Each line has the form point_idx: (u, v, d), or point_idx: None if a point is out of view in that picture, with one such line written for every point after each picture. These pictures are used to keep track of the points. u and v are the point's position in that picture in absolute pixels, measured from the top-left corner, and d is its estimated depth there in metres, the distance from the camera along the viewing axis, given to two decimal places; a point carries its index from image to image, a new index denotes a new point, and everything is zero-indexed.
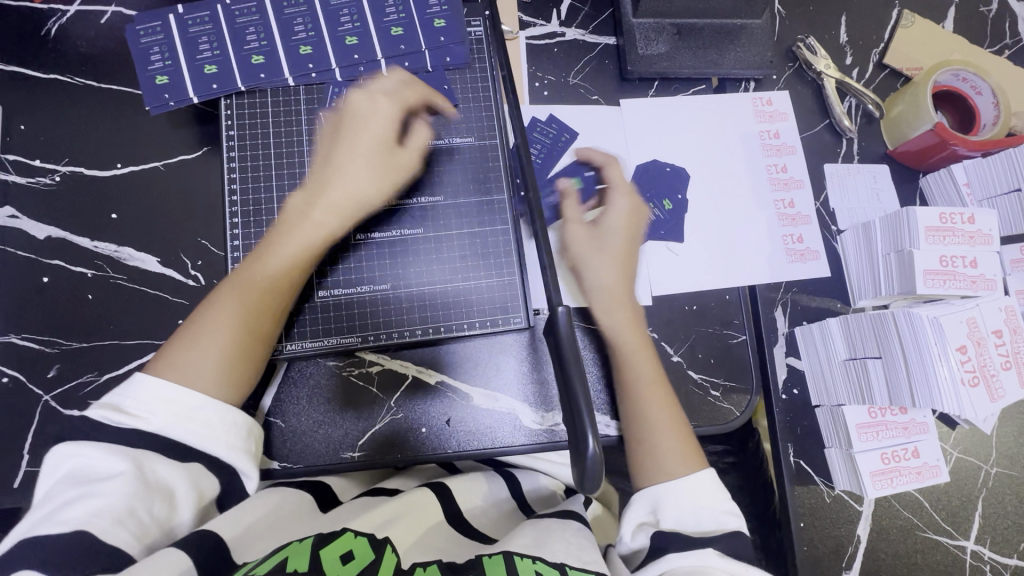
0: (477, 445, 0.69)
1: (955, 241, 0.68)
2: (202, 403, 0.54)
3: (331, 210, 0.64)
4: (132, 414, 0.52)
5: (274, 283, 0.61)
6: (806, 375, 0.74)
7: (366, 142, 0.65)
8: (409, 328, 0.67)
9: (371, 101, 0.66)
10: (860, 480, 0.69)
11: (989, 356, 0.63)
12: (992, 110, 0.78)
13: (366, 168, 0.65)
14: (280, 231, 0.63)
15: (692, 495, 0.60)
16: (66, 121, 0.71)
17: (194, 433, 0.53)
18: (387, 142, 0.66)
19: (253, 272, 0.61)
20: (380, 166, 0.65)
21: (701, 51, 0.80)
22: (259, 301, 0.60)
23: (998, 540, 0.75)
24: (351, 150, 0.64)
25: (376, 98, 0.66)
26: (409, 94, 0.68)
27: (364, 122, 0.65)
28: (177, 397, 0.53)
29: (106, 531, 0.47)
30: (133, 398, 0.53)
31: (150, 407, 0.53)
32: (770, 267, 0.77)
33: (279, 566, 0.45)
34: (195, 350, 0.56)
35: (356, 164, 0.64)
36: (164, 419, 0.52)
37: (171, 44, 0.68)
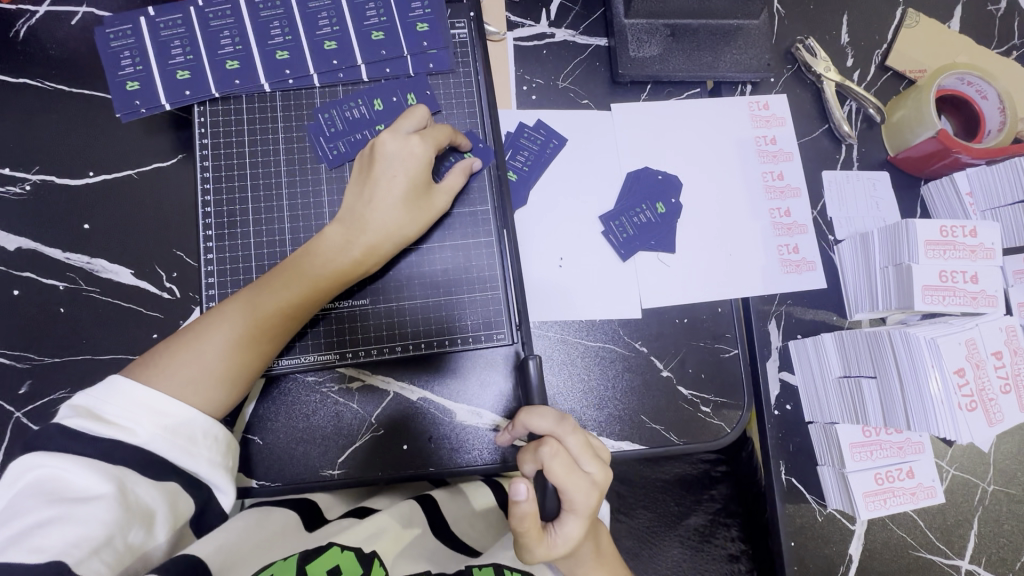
0: (462, 462, 0.68)
1: (955, 256, 0.65)
2: (191, 416, 0.52)
3: (360, 252, 0.60)
4: (113, 423, 0.49)
5: (288, 313, 0.59)
6: (799, 391, 0.73)
7: (397, 185, 0.60)
8: (395, 347, 0.65)
9: (405, 144, 0.61)
10: (853, 501, 0.67)
11: (987, 380, 0.60)
12: (997, 116, 0.75)
13: (399, 210, 0.61)
14: (298, 266, 0.59)
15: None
16: (36, 128, 0.68)
17: (178, 448, 0.50)
18: (421, 180, 0.61)
19: (268, 303, 0.58)
20: (413, 207, 0.62)
21: (696, 53, 0.76)
22: (275, 330, 0.58)
23: (994, 560, 0.74)
24: (383, 196, 0.60)
25: (415, 140, 0.61)
26: (441, 135, 0.62)
27: (409, 165, 0.61)
28: (171, 410, 0.51)
29: (81, 561, 0.43)
30: (114, 405, 0.50)
31: (135, 415, 0.50)
32: (764, 279, 0.74)
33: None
34: (205, 369, 0.55)
35: (392, 205, 0.61)
36: (144, 438, 0.50)
37: (143, 49, 0.65)
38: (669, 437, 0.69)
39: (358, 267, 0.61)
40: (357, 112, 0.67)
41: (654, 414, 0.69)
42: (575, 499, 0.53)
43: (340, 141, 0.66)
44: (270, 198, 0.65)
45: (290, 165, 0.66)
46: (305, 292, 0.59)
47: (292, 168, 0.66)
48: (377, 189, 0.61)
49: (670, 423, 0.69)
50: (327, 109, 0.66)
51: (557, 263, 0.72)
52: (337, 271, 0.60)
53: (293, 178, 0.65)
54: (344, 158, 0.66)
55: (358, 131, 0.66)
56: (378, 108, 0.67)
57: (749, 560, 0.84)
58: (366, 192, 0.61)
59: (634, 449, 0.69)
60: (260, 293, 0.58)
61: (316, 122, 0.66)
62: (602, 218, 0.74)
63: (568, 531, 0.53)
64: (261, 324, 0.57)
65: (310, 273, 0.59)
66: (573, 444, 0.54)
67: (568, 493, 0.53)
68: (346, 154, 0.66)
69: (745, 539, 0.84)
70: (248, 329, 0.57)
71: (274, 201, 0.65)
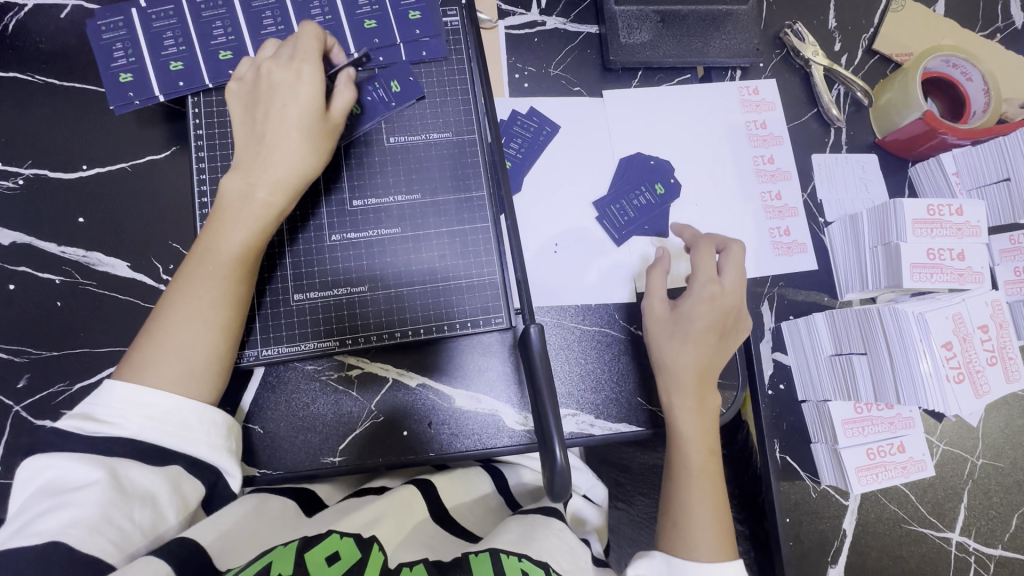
0: (461, 446, 0.68)
1: (942, 234, 0.67)
2: (176, 403, 0.52)
3: (269, 188, 0.59)
4: (103, 421, 0.50)
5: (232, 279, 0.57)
6: (792, 371, 0.74)
7: (292, 116, 0.59)
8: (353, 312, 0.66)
9: (288, 72, 0.59)
10: (846, 476, 0.69)
11: (974, 353, 0.62)
12: (982, 97, 0.76)
13: (298, 140, 0.59)
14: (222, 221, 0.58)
15: None
16: (28, 122, 0.68)
17: (173, 435, 0.51)
18: (317, 112, 0.60)
19: (200, 268, 0.56)
20: (311, 135, 0.60)
21: (686, 39, 0.77)
22: (218, 296, 0.56)
23: (984, 532, 0.75)
24: (279, 129, 0.59)
25: (293, 71, 0.59)
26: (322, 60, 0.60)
27: (299, 94, 0.59)
28: (156, 400, 0.51)
29: (82, 541, 0.44)
30: (105, 405, 0.51)
31: (124, 413, 0.50)
32: (756, 261, 0.75)
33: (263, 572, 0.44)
34: (166, 355, 0.53)
35: (289, 138, 0.59)
36: (139, 424, 0.50)
37: (135, 40, 0.65)
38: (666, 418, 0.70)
39: (275, 206, 0.59)
40: None
41: (652, 397, 0.70)
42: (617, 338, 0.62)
43: None
44: None
45: None
46: (248, 243, 0.58)
47: None
48: (270, 124, 0.59)
49: None
50: None
51: (552, 249, 0.73)
52: (254, 216, 0.58)
53: None
54: None
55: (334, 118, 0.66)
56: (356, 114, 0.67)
57: None
58: (260, 129, 0.60)
59: (634, 431, 0.69)
60: (191, 262, 0.57)
61: None
62: (596, 203, 0.74)
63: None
64: (201, 291, 0.56)
65: (230, 225, 0.58)
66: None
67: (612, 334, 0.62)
68: None
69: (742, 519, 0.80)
70: (190, 300, 0.55)
71: None
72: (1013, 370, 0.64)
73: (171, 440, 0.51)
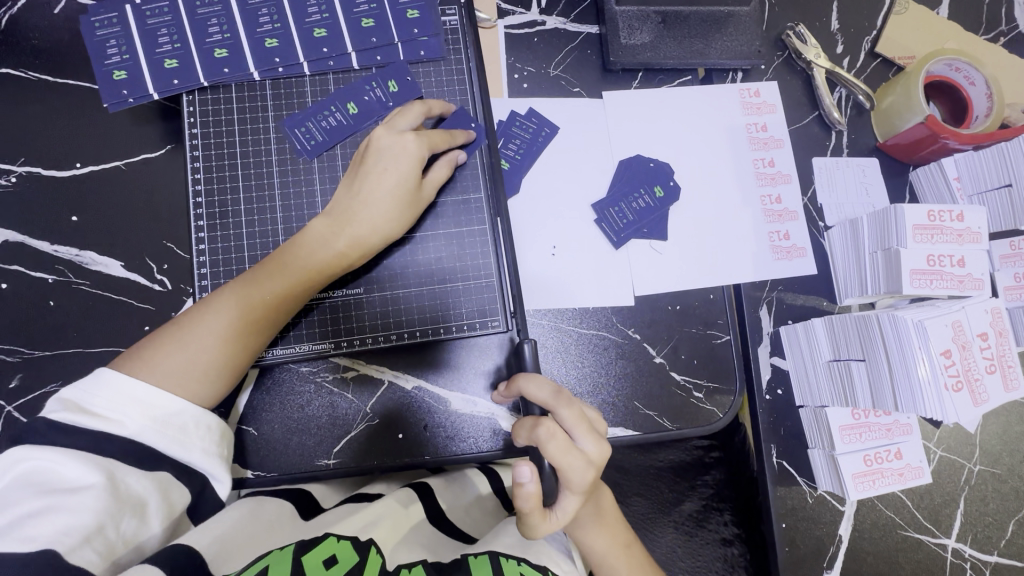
0: (457, 449, 0.68)
1: (943, 240, 0.66)
2: (180, 408, 0.52)
3: (346, 243, 0.60)
4: (99, 415, 0.49)
5: (278, 309, 0.58)
6: (790, 375, 0.74)
7: (388, 180, 0.60)
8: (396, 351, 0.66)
9: (400, 139, 0.61)
10: (842, 482, 0.68)
11: (973, 361, 0.61)
12: (985, 101, 0.76)
13: (386, 205, 0.61)
14: (287, 255, 0.59)
15: None
16: (20, 119, 0.67)
17: (167, 439, 0.50)
18: (414, 182, 0.61)
19: (252, 287, 0.58)
20: (401, 201, 0.61)
21: (688, 40, 0.76)
22: (257, 317, 0.57)
23: (980, 539, 0.75)
24: (373, 188, 0.60)
25: (410, 138, 0.61)
26: (437, 138, 0.63)
27: (401, 160, 0.60)
28: (158, 400, 0.51)
29: (72, 551, 0.44)
30: (103, 397, 0.50)
31: (124, 409, 0.50)
32: (755, 265, 0.75)
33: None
34: (186, 356, 0.54)
35: (379, 198, 0.60)
36: (141, 424, 0.50)
37: (129, 37, 0.64)
38: (662, 422, 0.70)
39: (344, 259, 0.60)
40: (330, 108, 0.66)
41: (647, 401, 0.70)
42: (573, 479, 0.53)
43: (319, 130, 0.65)
44: (261, 188, 0.64)
45: (281, 154, 0.65)
46: (304, 283, 0.59)
47: (283, 157, 0.65)
48: (366, 182, 0.61)
49: (664, 409, 0.70)
50: (311, 101, 0.66)
51: (549, 251, 0.72)
52: (322, 263, 0.59)
53: (284, 169, 0.65)
54: (322, 147, 0.65)
55: (331, 118, 0.66)
56: (353, 112, 0.66)
57: (741, 544, 0.85)
58: (355, 182, 0.61)
59: (628, 435, 0.69)
60: (245, 278, 0.58)
61: (301, 111, 0.66)
62: (594, 205, 0.74)
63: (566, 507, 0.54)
64: (244, 309, 0.57)
65: (293, 261, 0.59)
66: (567, 417, 0.54)
67: (564, 473, 0.53)
68: (325, 143, 0.65)
69: (738, 522, 0.85)
70: (227, 312, 0.56)
71: (267, 192, 0.64)
72: (1012, 378, 0.64)
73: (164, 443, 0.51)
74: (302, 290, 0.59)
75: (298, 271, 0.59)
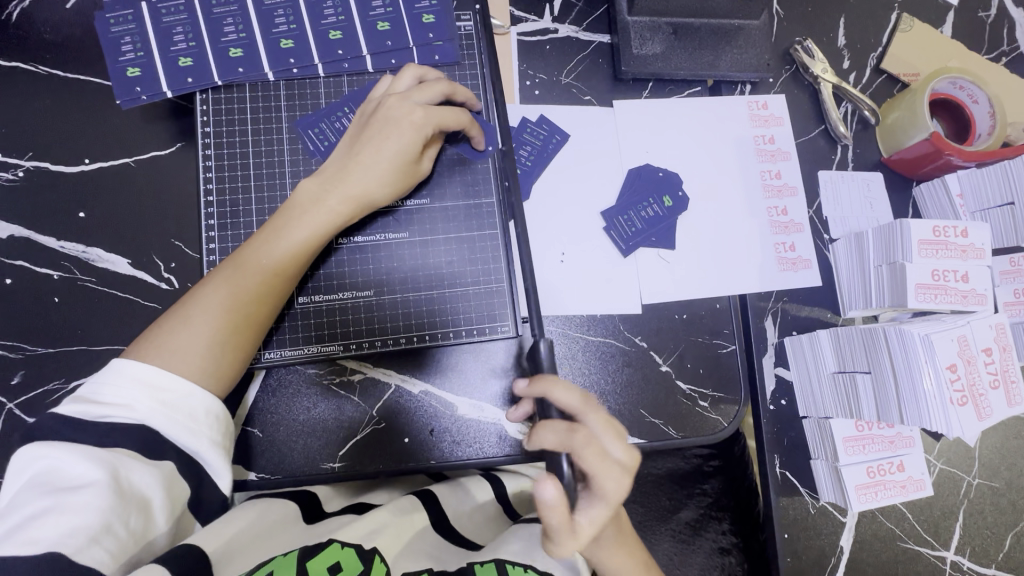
0: (462, 454, 0.68)
1: (947, 255, 0.67)
2: (187, 391, 0.51)
3: (339, 206, 0.59)
4: (109, 403, 0.49)
5: (273, 281, 0.57)
6: (793, 386, 0.74)
7: (387, 147, 0.60)
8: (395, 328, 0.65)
9: (406, 109, 0.60)
10: (846, 493, 0.69)
11: (978, 376, 0.62)
12: (988, 120, 0.77)
13: (383, 170, 0.60)
14: (280, 222, 0.59)
15: None
16: (29, 114, 0.67)
17: (179, 426, 0.50)
18: (414, 151, 0.60)
19: (246, 258, 0.57)
20: (397, 166, 0.60)
21: (698, 52, 0.77)
22: (258, 286, 0.57)
23: (978, 552, 0.76)
24: (371, 154, 0.60)
25: (418, 111, 0.60)
26: (447, 117, 0.62)
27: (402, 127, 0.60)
28: (165, 383, 0.51)
29: (79, 551, 0.43)
30: (113, 385, 0.50)
31: (131, 394, 0.49)
32: (761, 275, 0.75)
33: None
34: (192, 334, 0.53)
35: (376, 160, 0.60)
36: (148, 407, 0.49)
37: (144, 35, 0.64)
38: (667, 431, 0.70)
39: (338, 217, 0.59)
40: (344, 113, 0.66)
41: (653, 409, 0.70)
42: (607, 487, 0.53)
43: (330, 131, 0.65)
44: (273, 189, 0.64)
45: (294, 156, 0.65)
46: (298, 252, 0.58)
47: (295, 159, 0.65)
48: (366, 147, 0.60)
49: (668, 417, 0.70)
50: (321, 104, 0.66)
51: (558, 258, 0.73)
52: (316, 224, 0.59)
53: (297, 170, 0.65)
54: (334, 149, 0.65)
55: (343, 119, 0.65)
56: None
57: (739, 553, 0.83)
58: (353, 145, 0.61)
59: (634, 443, 0.69)
60: (241, 253, 0.58)
61: (312, 113, 0.66)
62: (604, 214, 0.74)
63: (592, 515, 0.52)
64: (243, 281, 0.56)
65: (289, 227, 0.58)
66: (595, 424, 0.54)
67: (595, 476, 0.52)
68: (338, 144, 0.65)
69: (737, 531, 0.84)
70: (230, 287, 0.56)
71: (278, 193, 0.64)
72: (1015, 394, 0.65)
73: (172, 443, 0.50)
74: (297, 260, 0.59)
75: (293, 237, 0.58)
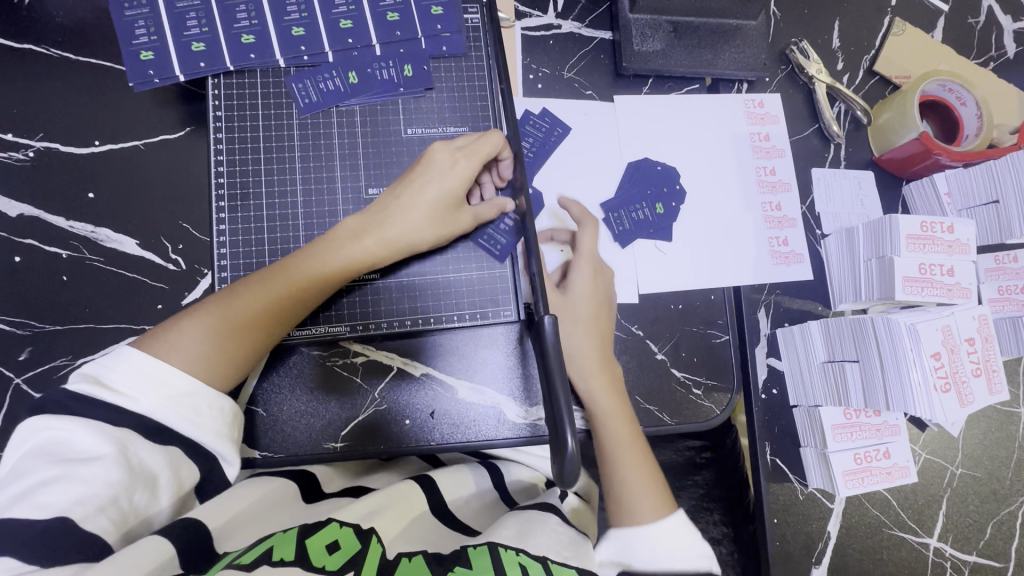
0: (463, 437, 0.69)
1: (934, 250, 0.69)
2: (193, 388, 0.52)
3: (375, 245, 0.61)
4: (117, 391, 0.50)
5: (297, 304, 0.59)
6: (785, 376, 0.76)
7: (433, 191, 0.62)
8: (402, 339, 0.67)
9: (450, 157, 0.63)
10: (833, 479, 0.71)
11: (961, 363, 0.65)
12: (975, 121, 0.80)
13: (425, 214, 0.62)
14: (308, 255, 0.60)
15: (659, 536, 0.61)
16: (40, 95, 0.68)
17: (183, 417, 0.51)
18: (457, 195, 0.63)
19: (259, 293, 0.57)
20: (439, 215, 0.63)
21: (697, 50, 0.79)
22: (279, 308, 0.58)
23: (961, 539, 0.78)
24: (412, 196, 0.62)
25: (460, 156, 0.63)
26: (492, 158, 0.64)
27: (447, 177, 0.63)
28: (173, 380, 0.51)
29: (85, 519, 0.45)
30: (121, 374, 0.50)
31: (139, 387, 0.50)
32: (753, 268, 0.77)
33: (263, 557, 0.45)
34: (212, 343, 0.54)
35: (417, 208, 0.62)
36: (155, 401, 0.50)
37: (158, 20, 0.65)
38: (662, 417, 0.72)
39: (367, 258, 0.61)
40: (334, 87, 0.67)
41: (647, 396, 0.72)
42: None
43: (312, 89, 0.67)
44: (283, 171, 0.66)
45: (304, 141, 0.66)
46: (324, 284, 0.60)
47: (305, 143, 0.66)
48: (408, 189, 0.62)
49: (663, 404, 0.72)
50: (302, 79, 0.67)
51: (558, 248, 0.74)
52: (349, 262, 0.61)
53: (306, 154, 0.66)
54: (315, 107, 0.67)
55: (328, 83, 0.67)
56: (353, 81, 0.67)
57: (730, 543, 0.82)
58: (399, 186, 0.63)
59: None
60: (261, 277, 0.59)
61: (291, 91, 0.67)
62: (603, 205, 0.76)
63: None
64: (267, 304, 0.57)
65: (321, 260, 0.60)
66: None
67: None
68: (320, 103, 0.67)
69: (727, 521, 0.83)
70: (245, 304, 0.57)
71: (288, 176, 0.66)
72: (997, 383, 0.67)
73: (184, 421, 0.51)
74: (322, 290, 0.60)
75: (327, 270, 0.60)
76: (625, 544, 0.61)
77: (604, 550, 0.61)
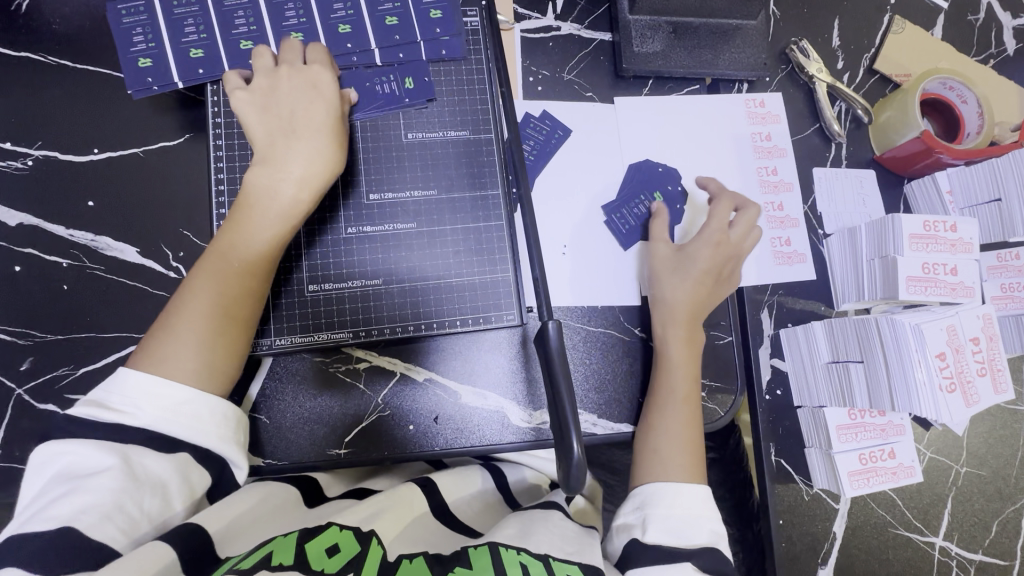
0: (467, 442, 0.69)
1: (937, 249, 0.69)
2: (188, 396, 0.51)
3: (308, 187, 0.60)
4: (114, 409, 0.49)
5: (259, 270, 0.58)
6: (789, 377, 0.76)
7: (308, 116, 0.60)
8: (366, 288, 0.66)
9: (306, 81, 0.61)
10: (839, 480, 0.71)
11: (966, 363, 0.65)
12: (976, 120, 0.80)
13: (330, 142, 0.60)
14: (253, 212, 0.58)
15: (682, 505, 0.59)
16: (38, 103, 0.67)
17: (182, 425, 0.50)
18: (330, 117, 0.61)
19: (221, 275, 0.56)
20: (337, 138, 0.61)
21: (697, 51, 0.79)
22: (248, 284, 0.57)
23: (966, 538, 0.79)
24: (284, 132, 0.60)
25: (319, 76, 0.62)
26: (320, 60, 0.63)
27: (292, 107, 0.61)
28: (168, 393, 0.50)
29: (92, 527, 0.45)
30: (118, 394, 0.50)
31: (135, 402, 0.50)
32: (757, 269, 0.77)
33: (261, 562, 0.44)
34: (192, 342, 0.53)
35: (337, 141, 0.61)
36: (152, 415, 0.50)
37: (156, 26, 0.65)
38: None
39: (302, 206, 0.59)
40: None
41: None
42: None
43: None
44: None
45: None
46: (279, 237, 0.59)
47: None
48: (277, 125, 0.60)
49: None
50: None
51: (560, 251, 0.74)
52: (290, 204, 0.59)
53: None
54: None
55: None
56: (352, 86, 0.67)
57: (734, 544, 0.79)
58: (286, 124, 0.60)
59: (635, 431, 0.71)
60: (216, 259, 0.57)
61: None
62: (603, 207, 0.76)
63: None
64: (226, 282, 0.56)
65: (265, 215, 0.58)
66: None
67: None
68: None
69: (732, 522, 0.80)
70: (214, 292, 0.55)
71: None
72: (1002, 382, 0.67)
73: (183, 429, 0.50)
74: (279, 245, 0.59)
75: (275, 220, 0.59)
76: (645, 502, 0.60)
77: (628, 506, 0.60)
